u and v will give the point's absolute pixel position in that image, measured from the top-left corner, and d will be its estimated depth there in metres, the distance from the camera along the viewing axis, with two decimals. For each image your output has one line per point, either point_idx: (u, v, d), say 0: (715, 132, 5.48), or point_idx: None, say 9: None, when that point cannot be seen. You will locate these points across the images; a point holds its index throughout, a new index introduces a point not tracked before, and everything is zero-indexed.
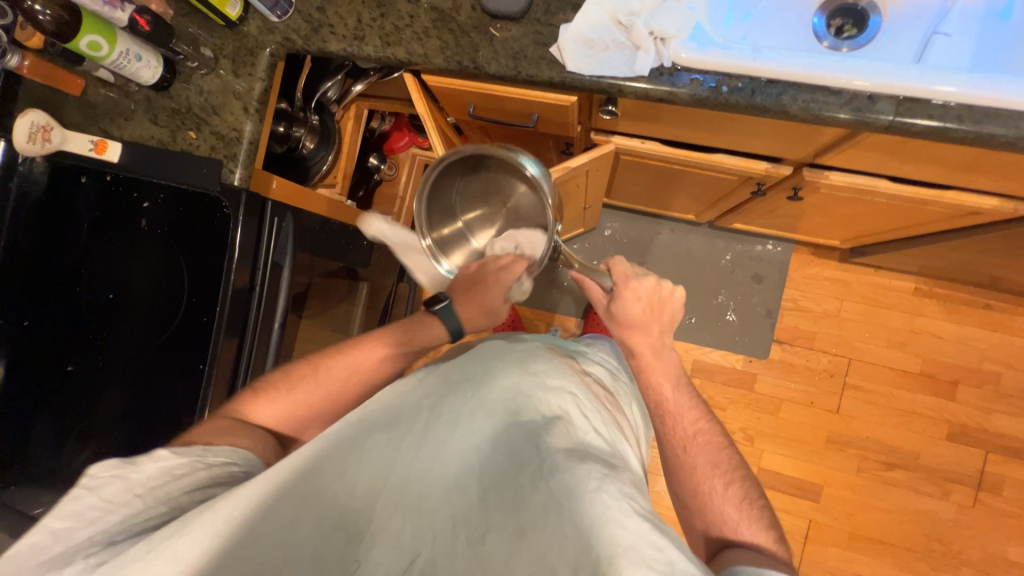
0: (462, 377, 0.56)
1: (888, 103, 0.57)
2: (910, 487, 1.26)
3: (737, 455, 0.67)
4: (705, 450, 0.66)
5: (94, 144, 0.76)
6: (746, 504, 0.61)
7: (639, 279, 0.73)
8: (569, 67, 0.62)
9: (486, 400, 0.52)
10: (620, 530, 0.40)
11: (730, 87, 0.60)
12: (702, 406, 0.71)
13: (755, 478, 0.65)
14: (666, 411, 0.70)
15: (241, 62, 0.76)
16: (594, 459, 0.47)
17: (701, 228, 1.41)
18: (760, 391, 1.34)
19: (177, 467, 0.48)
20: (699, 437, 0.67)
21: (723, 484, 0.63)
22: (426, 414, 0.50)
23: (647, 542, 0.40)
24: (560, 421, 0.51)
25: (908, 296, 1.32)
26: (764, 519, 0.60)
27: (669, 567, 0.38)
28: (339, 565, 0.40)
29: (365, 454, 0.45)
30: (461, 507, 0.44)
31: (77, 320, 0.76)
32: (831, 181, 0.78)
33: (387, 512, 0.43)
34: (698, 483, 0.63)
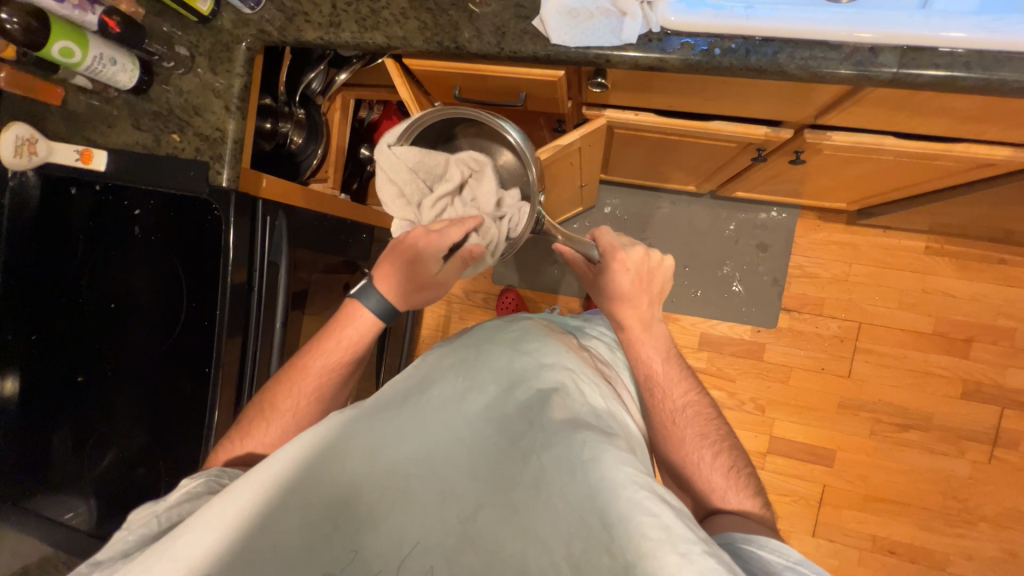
0: (452, 359, 0.56)
1: (892, 55, 0.54)
2: (925, 447, 1.26)
3: (725, 424, 0.68)
4: (695, 424, 0.66)
5: (80, 154, 0.75)
6: (734, 473, 0.63)
7: (628, 250, 0.70)
8: (553, 40, 0.59)
9: (477, 381, 0.52)
10: (615, 498, 0.42)
11: (723, 49, 0.57)
12: (692, 379, 0.70)
13: (742, 448, 0.66)
14: (657, 384, 0.68)
15: (218, 59, 0.74)
16: (589, 428, 0.48)
17: (704, 199, 1.37)
18: (769, 360, 1.33)
19: (195, 487, 0.50)
20: (688, 409, 0.67)
21: (712, 455, 0.64)
22: (416, 398, 0.50)
23: (641, 508, 0.41)
24: (554, 393, 0.51)
25: (919, 256, 1.28)
26: (750, 487, 0.62)
27: (664, 530, 0.40)
28: (330, 557, 0.40)
29: (353, 440, 0.45)
30: (454, 484, 0.44)
31: (82, 331, 0.77)
32: (834, 142, 0.75)
33: (377, 496, 0.43)
34: (686, 455, 0.64)
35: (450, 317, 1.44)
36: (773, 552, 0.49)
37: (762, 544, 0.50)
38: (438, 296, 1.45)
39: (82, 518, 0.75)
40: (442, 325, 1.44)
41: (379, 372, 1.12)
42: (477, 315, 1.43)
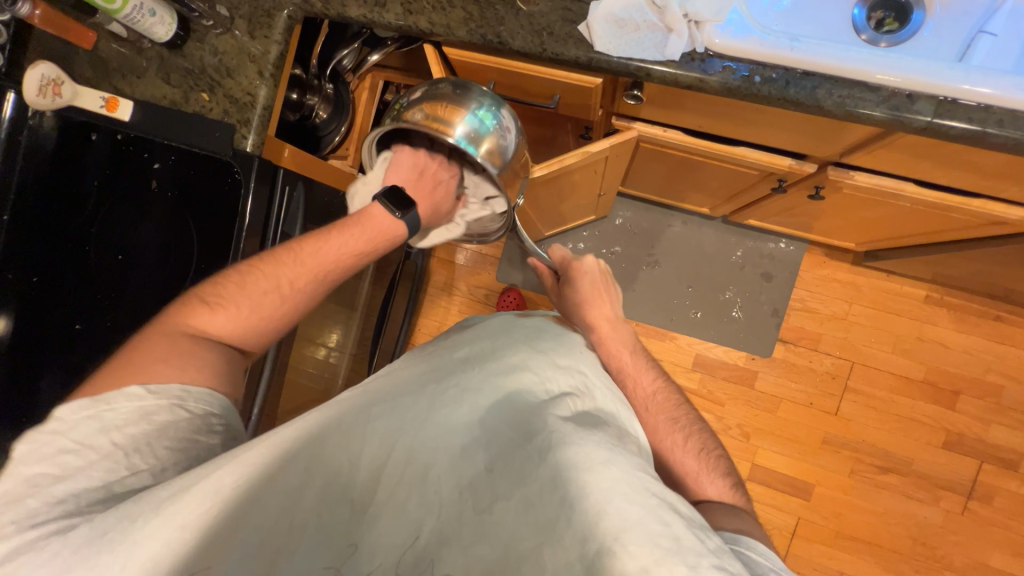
0: (469, 353, 0.58)
1: (928, 104, 0.55)
2: (901, 491, 1.28)
3: (693, 411, 0.69)
4: (665, 408, 0.67)
5: (105, 101, 0.74)
6: (704, 454, 0.63)
7: (581, 259, 0.85)
8: (596, 47, 0.60)
9: (493, 377, 0.54)
10: (629, 503, 0.42)
11: (763, 77, 0.57)
12: (658, 370, 0.73)
13: (710, 430, 0.67)
14: (626, 374, 0.70)
15: (257, 23, 0.74)
16: (599, 433, 0.49)
17: (714, 222, 1.39)
18: (760, 389, 1.34)
19: (153, 410, 0.50)
20: (658, 395, 0.68)
21: (683, 438, 0.64)
22: (433, 389, 0.51)
23: (652, 515, 0.42)
24: (566, 397, 0.54)
25: (918, 303, 1.30)
26: (722, 469, 0.62)
27: (673, 541, 0.40)
28: (344, 534, 0.42)
29: (372, 423, 0.47)
30: (469, 476, 0.45)
31: (82, 278, 0.76)
32: (855, 182, 0.76)
33: (395, 481, 0.44)
34: (660, 440, 0.64)
35: (449, 308, 1.44)
36: (761, 555, 0.48)
37: (750, 546, 0.49)
38: (440, 286, 1.45)
39: None
40: (440, 316, 1.44)
41: (374, 355, 1.16)
42: (476, 310, 1.44)
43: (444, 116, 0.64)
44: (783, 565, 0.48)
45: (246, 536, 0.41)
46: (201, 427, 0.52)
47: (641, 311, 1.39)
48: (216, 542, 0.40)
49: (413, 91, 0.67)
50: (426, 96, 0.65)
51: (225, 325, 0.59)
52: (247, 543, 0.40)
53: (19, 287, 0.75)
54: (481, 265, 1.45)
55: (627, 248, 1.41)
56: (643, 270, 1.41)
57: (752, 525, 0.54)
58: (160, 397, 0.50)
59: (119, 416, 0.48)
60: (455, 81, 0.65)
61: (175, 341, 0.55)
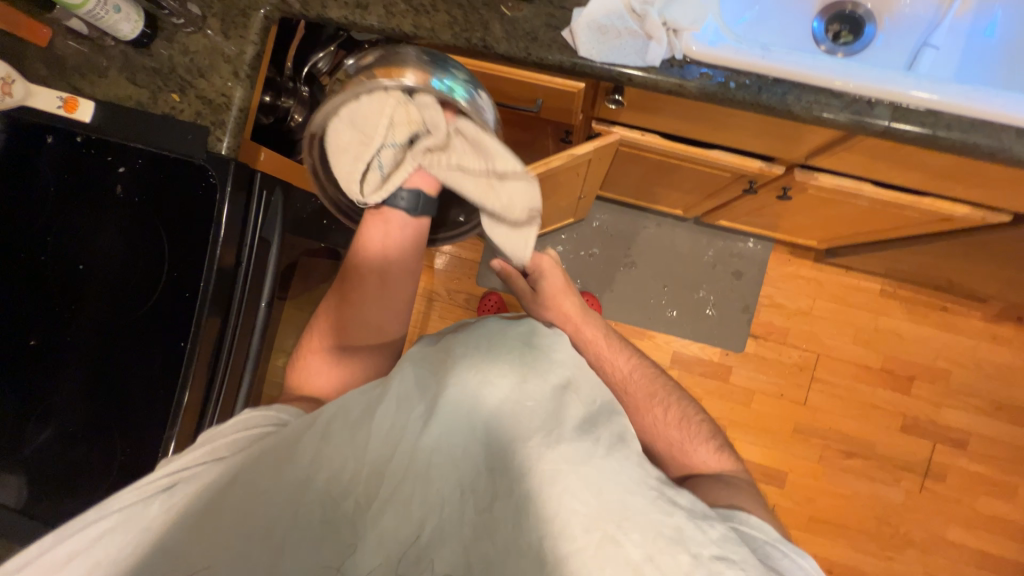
0: (468, 343, 0.56)
1: (885, 109, 0.59)
2: (866, 474, 1.35)
3: (668, 380, 0.71)
4: (642, 385, 0.68)
5: (64, 102, 0.71)
6: (685, 422, 0.65)
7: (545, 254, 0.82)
8: (580, 52, 0.61)
9: (498, 367, 0.52)
10: (632, 496, 0.46)
11: (738, 83, 0.61)
12: (629, 346, 0.74)
13: (688, 396, 0.70)
14: (602, 358, 0.71)
15: (231, 23, 0.71)
16: (600, 429, 0.51)
17: (687, 224, 1.44)
18: (734, 383, 1.40)
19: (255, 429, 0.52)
20: (635, 373, 0.69)
21: (663, 411, 0.66)
22: (436, 387, 0.50)
23: (655, 508, 0.46)
24: (569, 392, 0.53)
25: (874, 296, 1.40)
26: (704, 434, 0.65)
27: (675, 530, 0.45)
28: (349, 529, 0.44)
29: (375, 424, 0.48)
30: (471, 478, 0.46)
31: (40, 290, 0.71)
32: (819, 182, 0.81)
33: (398, 479, 0.46)
34: (642, 418, 0.66)
35: (430, 314, 1.43)
36: (754, 528, 0.51)
37: (743, 520, 0.51)
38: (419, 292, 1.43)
39: (13, 495, 0.69)
40: (421, 321, 1.42)
41: None
42: (458, 315, 1.43)
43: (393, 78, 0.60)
44: (778, 533, 0.51)
45: (249, 535, 0.43)
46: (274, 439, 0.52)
47: (620, 310, 1.42)
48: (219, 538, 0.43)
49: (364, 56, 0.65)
50: (378, 61, 0.62)
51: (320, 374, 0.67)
52: (246, 541, 0.43)
53: None
54: (460, 268, 1.44)
55: (604, 250, 1.44)
56: (620, 271, 1.44)
57: (743, 493, 0.57)
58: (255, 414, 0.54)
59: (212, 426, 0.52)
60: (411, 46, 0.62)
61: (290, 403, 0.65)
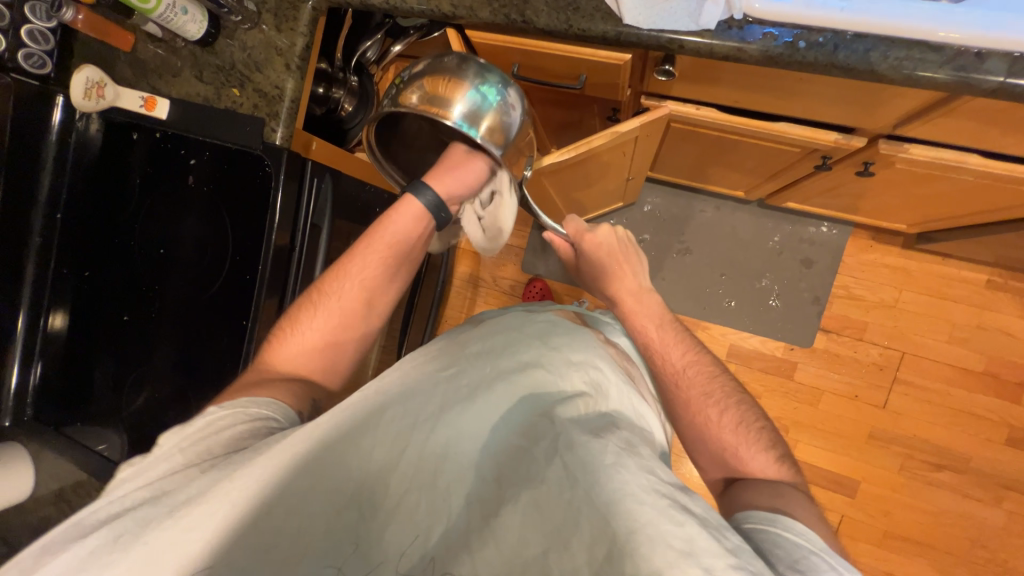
0: (483, 351, 0.57)
1: (1000, 62, 0.49)
2: (958, 490, 1.19)
3: (730, 380, 0.63)
4: (697, 381, 0.62)
5: (144, 101, 0.78)
6: (743, 427, 0.58)
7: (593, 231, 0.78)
8: (625, 20, 0.57)
9: (508, 376, 0.54)
10: (638, 505, 0.39)
11: (809, 42, 0.53)
12: (691, 340, 0.68)
13: (752, 401, 0.62)
14: (654, 350, 0.67)
15: (283, 16, 0.74)
16: (609, 434, 0.48)
17: (750, 207, 1.32)
18: (799, 381, 1.28)
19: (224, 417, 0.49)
20: (690, 368, 0.64)
21: (718, 412, 0.59)
22: (448, 390, 0.51)
23: (665, 517, 0.39)
24: (577, 400, 0.52)
25: (978, 289, 1.21)
26: (763, 441, 0.57)
27: (688, 542, 0.37)
28: (350, 544, 0.41)
29: (383, 425, 0.46)
30: (478, 488, 0.45)
31: (130, 271, 0.80)
32: (911, 156, 0.70)
33: (404, 488, 0.44)
34: (692, 416, 0.60)
35: (475, 300, 1.45)
36: (799, 535, 0.43)
37: (786, 526, 0.44)
38: (465, 279, 1.45)
39: (113, 451, 0.78)
40: (466, 308, 1.45)
41: (402, 346, 1.17)
42: (502, 302, 1.43)
43: (444, 95, 0.62)
44: (826, 546, 0.43)
45: (238, 548, 0.38)
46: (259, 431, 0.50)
47: (672, 300, 1.35)
48: (215, 551, 0.37)
49: (416, 62, 0.65)
50: (428, 69, 0.63)
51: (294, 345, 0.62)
52: (246, 549, 0.38)
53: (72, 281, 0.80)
54: (506, 255, 1.44)
55: (656, 236, 1.37)
56: (673, 258, 1.36)
57: (796, 503, 0.49)
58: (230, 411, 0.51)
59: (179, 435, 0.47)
60: (459, 53, 0.64)
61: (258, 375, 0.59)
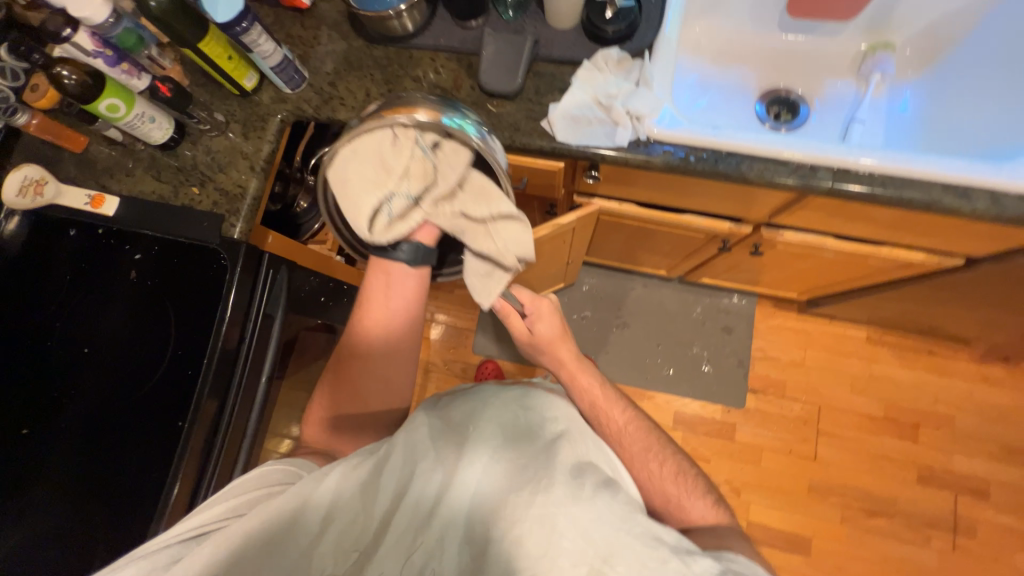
0: (465, 401, 0.58)
1: (827, 172, 0.68)
2: (893, 534, 1.28)
3: (664, 433, 0.68)
4: (638, 438, 0.65)
5: (91, 198, 0.77)
6: (681, 476, 0.63)
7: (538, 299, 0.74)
8: (558, 138, 0.71)
9: (496, 421, 0.55)
10: (615, 533, 0.46)
11: (697, 157, 0.70)
12: (626, 398, 0.70)
13: (683, 450, 0.67)
14: (598, 410, 0.68)
15: (251, 126, 0.81)
16: (591, 474, 0.51)
17: (673, 283, 1.50)
18: (740, 442, 1.36)
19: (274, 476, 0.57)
20: (630, 425, 0.66)
21: (658, 466, 0.63)
22: (438, 440, 0.52)
23: (639, 543, 0.46)
24: (561, 441, 0.54)
25: (862, 344, 1.43)
26: (700, 488, 0.62)
27: (658, 563, 0.45)
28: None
29: (383, 477, 0.50)
30: (470, 528, 0.47)
31: (42, 375, 0.71)
32: (786, 238, 0.88)
33: (401, 529, 0.47)
34: (637, 473, 0.63)
35: (427, 386, 1.42)
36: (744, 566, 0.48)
37: (733, 556, 0.49)
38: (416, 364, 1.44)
39: None
40: (417, 394, 1.41)
41: None
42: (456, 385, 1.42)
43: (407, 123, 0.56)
44: None
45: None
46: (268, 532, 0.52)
47: (618, 371, 1.43)
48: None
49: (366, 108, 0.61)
50: (385, 104, 0.58)
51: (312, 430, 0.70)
52: None
53: None
54: (457, 337, 1.46)
55: (596, 313, 1.48)
56: (614, 332, 1.47)
57: (737, 544, 0.54)
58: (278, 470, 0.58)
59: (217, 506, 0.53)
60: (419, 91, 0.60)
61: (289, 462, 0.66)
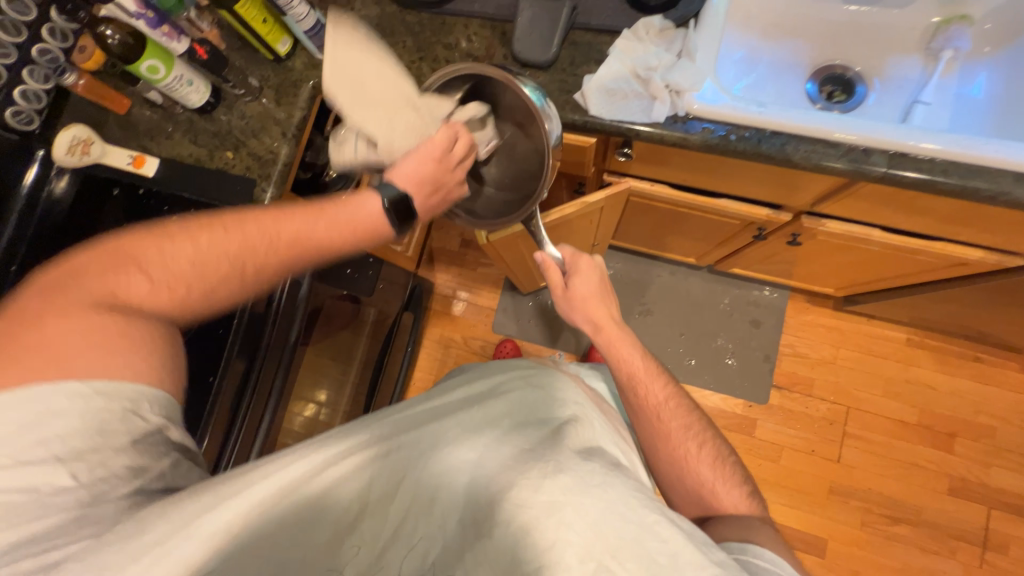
0: (471, 390, 0.58)
1: (881, 157, 0.63)
2: (916, 543, 1.24)
3: (705, 417, 0.66)
4: (678, 416, 0.63)
5: (132, 159, 0.80)
6: (718, 462, 0.61)
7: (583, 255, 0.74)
8: (591, 112, 0.68)
9: (498, 409, 0.54)
10: (624, 522, 0.43)
11: (738, 136, 0.66)
12: (668, 376, 0.68)
13: (723, 437, 0.65)
14: (639, 381, 0.65)
15: (284, 92, 0.81)
16: (598, 461, 0.49)
17: (701, 272, 1.45)
18: (760, 438, 1.33)
19: (103, 415, 0.45)
20: (671, 402, 0.64)
21: (696, 446, 0.62)
22: (438, 428, 0.51)
23: (650, 532, 0.43)
24: (565, 430, 0.52)
25: (901, 346, 1.36)
26: (736, 475, 0.61)
27: (671, 557, 0.42)
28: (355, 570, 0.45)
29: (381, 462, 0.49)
30: (470, 511, 0.46)
31: None
32: (828, 229, 0.83)
33: (402, 513, 0.47)
34: (673, 450, 0.62)
35: (445, 361, 1.44)
36: (768, 562, 0.48)
37: (757, 553, 0.49)
38: (436, 339, 1.46)
39: None
40: (435, 368, 1.43)
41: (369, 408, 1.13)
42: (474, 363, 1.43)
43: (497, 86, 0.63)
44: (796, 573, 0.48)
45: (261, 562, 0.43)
46: (145, 440, 0.48)
47: None
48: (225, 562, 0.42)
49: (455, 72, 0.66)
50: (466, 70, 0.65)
51: (153, 283, 0.50)
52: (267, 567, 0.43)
53: None
54: (477, 315, 1.47)
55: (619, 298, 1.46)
56: (636, 319, 1.44)
57: (771, 535, 0.53)
58: (106, 399, 0.45)
59: (17, 414, 0.42)
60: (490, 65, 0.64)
61: (88, 313, 0.47)
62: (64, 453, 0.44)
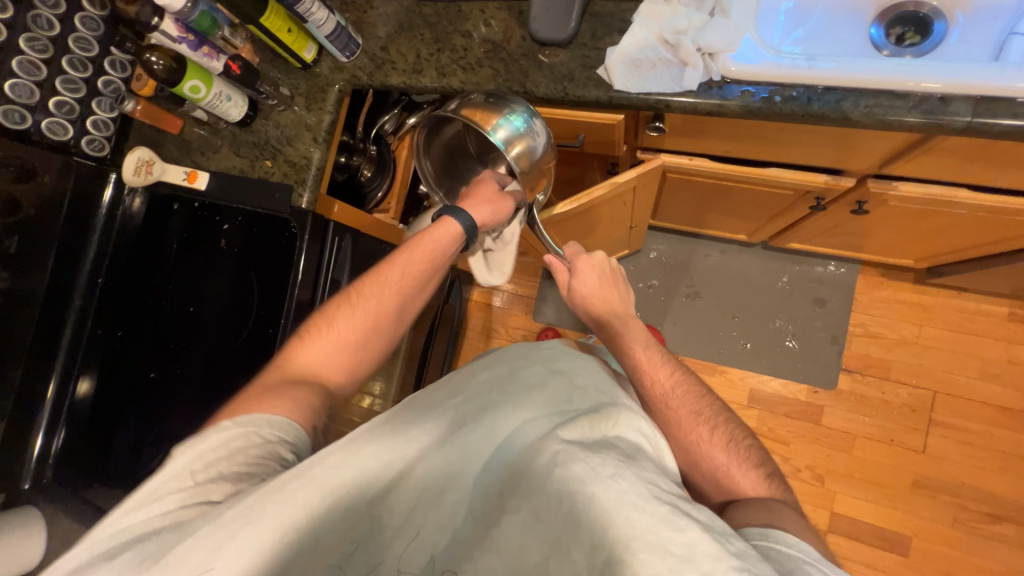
0: (491, 376, 0.57)
1: (964, 104, 0.54)
2: (1022, 544, 1.09)
3: (718, 400, 0.62)
4: (687, 401, 0.61)
5: (187, 174, 0.85)
6: (733, 445, 0.57)
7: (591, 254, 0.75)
8: (616, 86, 0.64)
9: (516, 397, 0.53)
10: (637, 513, 0.40)
11: (784, 96, 0.59)
12: (676, 362, 0.67)
13: (739, 420, 0.61)
14: (640, 371, 0.65)
15: (313, 98, 0.84)
16: (611, 450, 0.47)
17: (755, 249, 1.34)
18: (828, 426, 1.22)
19: (232, 438, 0.49)
20: (678, 389, 0.62)
21: (709, 430, 0.58)
22: (455, 418, 0.52)
23: (664, 523, 0.39)
24: (580, 418, 0.50)
25: (1001, 322, 1.18)
26: (753, 459, 0.56)
27: (688, 548, 0.38)
28: (365, 562, 0.43)
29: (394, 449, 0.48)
30: (481, 503, 0.46)
31: (162, 329, 0.84)
32: (901, 192, 0.73)
33: (412, 503, 0.46)
34: (683, 436, 0.59)
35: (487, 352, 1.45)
36: (794, 547, 0.43)
37: (779, 538, 0.44)
38: (477, 330, 1.47)
39: None
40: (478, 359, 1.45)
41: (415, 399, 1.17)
42: None
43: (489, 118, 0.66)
44: (825, 559, 0.43)
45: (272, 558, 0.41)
46: (261, 458, 0.49)
47: (686, 344, 1.34)
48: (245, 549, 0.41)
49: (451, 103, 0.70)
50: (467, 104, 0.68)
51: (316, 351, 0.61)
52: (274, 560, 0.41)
53: (106, 340, 0.86)
54: (517, 305, 1.46)
55: (664, 281, 1.38)
56: (683, 302, 1.37)
57: (794, 515, 0.49)
58: (240, 427, 0.50)
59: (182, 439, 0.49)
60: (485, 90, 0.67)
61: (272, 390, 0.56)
62: (201, 468, 0.47)
